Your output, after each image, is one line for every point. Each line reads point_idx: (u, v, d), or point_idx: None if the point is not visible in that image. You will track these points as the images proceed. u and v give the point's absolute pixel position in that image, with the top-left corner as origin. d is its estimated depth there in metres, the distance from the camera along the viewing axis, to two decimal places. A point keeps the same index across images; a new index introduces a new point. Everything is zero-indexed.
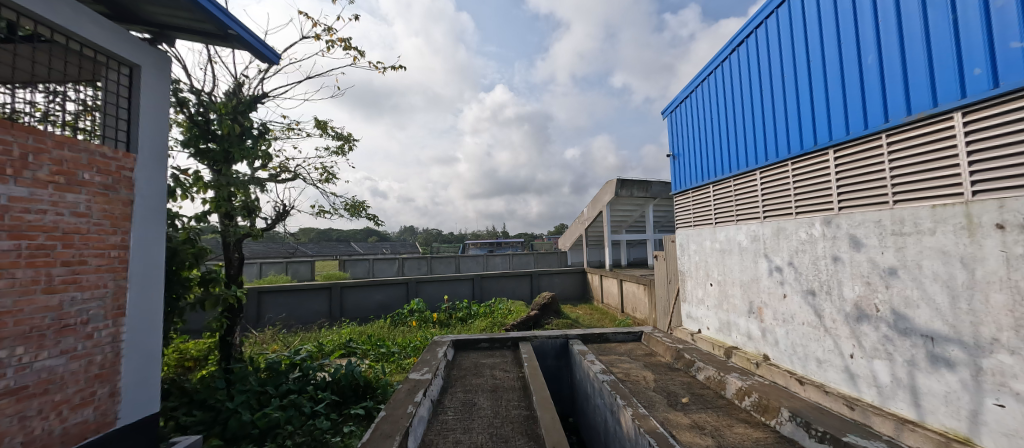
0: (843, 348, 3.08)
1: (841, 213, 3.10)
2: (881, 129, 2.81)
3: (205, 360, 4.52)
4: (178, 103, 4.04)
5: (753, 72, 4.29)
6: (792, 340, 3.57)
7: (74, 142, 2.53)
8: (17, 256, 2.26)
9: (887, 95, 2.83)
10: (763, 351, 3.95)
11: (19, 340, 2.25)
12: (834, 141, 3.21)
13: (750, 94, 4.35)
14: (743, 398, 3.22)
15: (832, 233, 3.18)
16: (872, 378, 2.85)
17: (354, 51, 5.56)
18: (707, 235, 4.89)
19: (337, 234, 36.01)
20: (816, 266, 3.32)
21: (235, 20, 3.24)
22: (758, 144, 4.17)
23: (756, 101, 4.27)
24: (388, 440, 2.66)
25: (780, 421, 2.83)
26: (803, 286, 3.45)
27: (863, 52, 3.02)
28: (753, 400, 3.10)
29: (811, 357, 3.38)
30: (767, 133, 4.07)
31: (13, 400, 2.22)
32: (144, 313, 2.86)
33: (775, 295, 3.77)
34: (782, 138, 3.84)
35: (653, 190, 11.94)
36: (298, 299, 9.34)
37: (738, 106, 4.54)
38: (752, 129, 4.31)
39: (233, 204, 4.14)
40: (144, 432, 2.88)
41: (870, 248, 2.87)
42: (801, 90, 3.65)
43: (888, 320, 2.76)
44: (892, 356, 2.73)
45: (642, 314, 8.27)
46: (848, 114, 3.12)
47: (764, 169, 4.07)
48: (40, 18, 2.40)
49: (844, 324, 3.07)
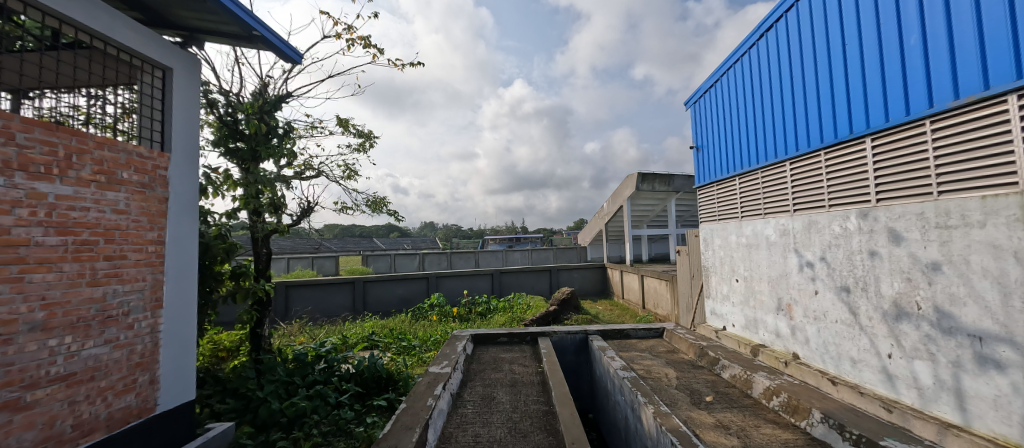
0: (880, 347, 2.98)
1: (880, 205, 2.98)
2: (925, 114, 2.68)
3: (238, 350, 4.72)
4: (209, 105, 4.21)
5: (784, 56, 4.15)
6: (825, 338, 3.47)
7: (113, 143, 2.65)
8: (65, 251, 2.39)
9: (932, 77, 2.69)
10: (792, 350, 3.84)
11: (67, 329, 2.38)
12: (873, 129, 3.07)
13: (780, 81, 4.22)
14: (771, 397, 3.16)
15: (869, 226, 3.06)
16: (913, 380, 2.75)
17: (374, 49, 5.85)
18: (733, 229, 4.78)
19: (359, 230, 36.78)
20: (851, 261, 3.22)
21: (259, 21, 3.34)
22: (788, 135, 4.05)
23: (786, 88, 4.14)
24: (408, 432, 2.72)
25: (811, 423, 2.77)
26: (837, 282, 3.35)
27: (905, 34, 2.88)
28: (782, 401, 3.04)
29: (845, 357, 3.28)
30: (799, 121, 3.93)
31: (64, 385, 2.36)
32: (180, 306, 3.01)
33: (806, 292, 3.66)
34: (814, 128, 3.71)
35: (675, 184, 11.70)
36: (324, 292, 9.58)
37: (769, 94, 4.40)
38: (781, 118, 4.18)
39: (260, 201, 4.31)
40: (181, 418, 3.04)
41: (911, 243, 2.76)
42: (835, 77, 3.52)
43: (931, 319, 2.65)
44: (935, 357, 2.62)
45: (664, 310, 8.20)
46: (888, 101, 2.99)
47: (794, 159, 3.93)
48: (80, 24, 2.52)
49: (882, 322, 2.97)
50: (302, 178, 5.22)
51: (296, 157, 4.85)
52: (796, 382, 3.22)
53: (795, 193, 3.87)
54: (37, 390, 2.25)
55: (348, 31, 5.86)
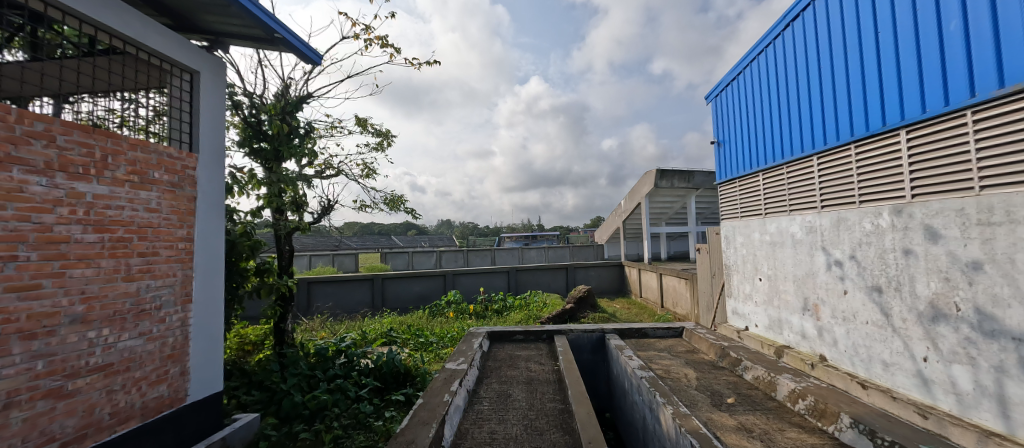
0: (915, 350, 2.88)
1: (915, 201, 2.88)
2: (966, 104, 2.57)
3: (262, 344, 4.88)
4: (234, 106, 4.35)
5: (812, 46, 4.01)
6: (854, 340, 3.37)
7: (145, 145, 2.77)
8: (102, 247, 2.49)
9: (975, 65, 2.57)
10: (819, 352, 3.75)
11: (105, 322, 2.49)
12: (908, 121, 2.95)
13: (808, 72, 4.09)
14: (796, 400, 3.08)
15: (903, 223, 2.95)
16: (950, 384, 2.64)
17: (391, 48, 6.22)
18: (756, 227, 4.67)
19: (378, 228, 37.32)
20: (883, 261, 3.12)
21: (282, 24, 3.44)
22: (815, 128, 3.94)
23: (815, 79, 4.01)
24: (425, 427, 2.77)
25: (841, 427, 2.70)
26: (867, 282, 3.26)
27: (944, 20, 2.75)
28: (808, 404, 2.96)
29: (876, 360, 3.18)
30: (827, 113, 3.81)
31: (102, 375, 2.47)
32: (207, 301, 3.15)
33: (835, 292, 3.56)
34: (844, 120, 3.60)
35: (696, 180, 11.49)
36: (343, 289, 9.78)
37: (796, 86, 4.28)
38: (809, 111, 4.06)
39: (283, 200, 4.46)
40: (209, 409, 3.17)
41: (950, 241, 2.65)
42: (866, 66, 3.40)
43: (972, 321, 2.55)
44: (975, 361, 2.52)
45: (682, 309, 8.11)
46: (924, 91, 2.87)
47: (821, 153, 3.83)
48: (114, 31, 2.64)
49: (916, 324, 2.87)
50: (323, 177, 5.36)
51: (317, 156, 4.97)
52: (822, 384, 3.14)
53: (822, 188, 3.76)
54: (78, 379, 2.36)
55: (365, 31, 6.00)
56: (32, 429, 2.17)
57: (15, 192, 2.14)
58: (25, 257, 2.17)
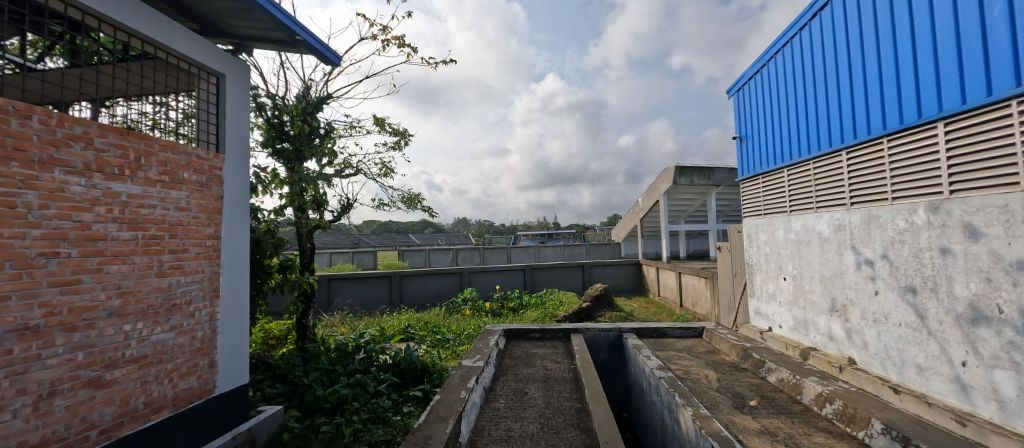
0: (953, 354, 2.67)
1: (953, 198, 2.65)
2: (1010, 95, 2.35)
3: (286, 339, 5.03)
4: (258, 108, 4.48)
5: (841, 35, 3.77)
6: (885, 343, 3.16)
7: (176, 146, 2.88)
8: (136, 244, 2.60)
9: (1020, 53, 2.33)
10: (848, 354, 3.54)
11: (139, 315, 2.60)
12: (945, 113, 2.71)
13: (836, 63, 3.85)
14: (823, 405, 2.99)
15: (940, 220, 2.73)
16: (992, 391, 2.43)
17: (407, 47, 6.33)
18: (780, 224, 4.53)
19: (395, 226, 37.75)
20: (919, 259, 2.90)
21: (302, 26, 3.52)
22: (845, 121, 3.69)
23: (844, 69, 3.76)
24: (442, 423, 2.81)
25: (870, 434, 2.59)
26: (901, 282, 3.03)
27: (988, 3, 2.50)
28: (836, 409, 2.87)
29: (910, 364, 2.96)
30: (858, 105, 3.57)
31: (137, 366, 2.58)
32: (234, 297, 3.26)
33: (864, 293, 3.36)
34: (876, 112, 3.34)
35: (716, 177, 11.29)
36: (362, 286, 9.96)
37: (823, 77, 4.05)
38: (838, 103, 3.82)
39: (304, 198, 4.58)
40: (235, 401, 3.28)
41: (992, 239, 2.44)
42: (900, 55, 3.14)
43: (1016, 324, 2.33)
44: (1019, 367, 2.30)
45: (702, 309, 7.98)
46: (964, 81, 2.63)
47: (851, 147, 3.58)
48: (145, 37, 2.73)
49: (954, 327, 2.66)
50: (342, 176, 5.48)
51: (337, 156, 5.07)
52: (852, 389, 3.05)
53: (852, 183, 3.52)
54: (115, 370, 2.46)
55: (382, 32, 6.10)
56: (74, 416, 2.27)
57: (57, 192, 2.23)
58: (67, 253, 2.27)
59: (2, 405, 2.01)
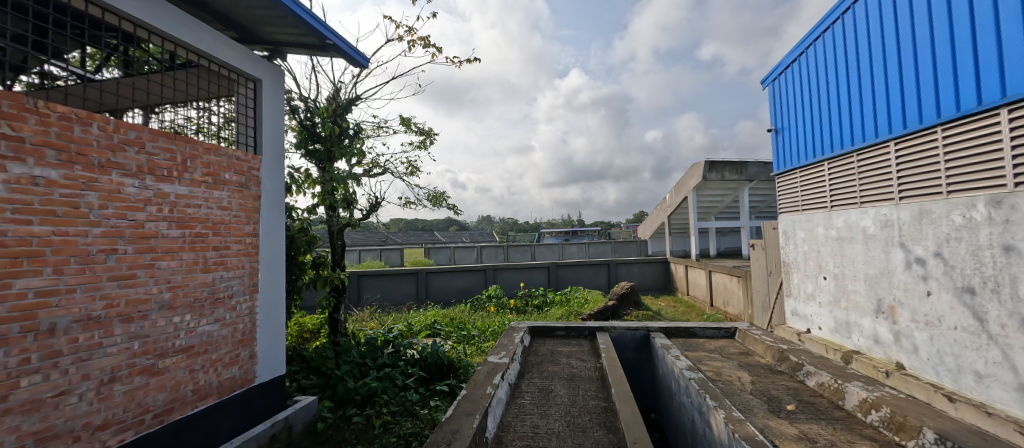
0: (1016, 360, 2.49)
1: (1018, 191, 2.46)
2: None
3: (319, 332, 5.20)
4: (291, 111, 4.64)
5: (885, 20, 3.54)
6: (938, 347, 2.98)
7: (218, 149, 3.01)
8: (184, 241, 2.74)
9: None
10: (896, 359, 3.36)
11: (187, 308, 2.74)
12: (1009, 99, 2.51)
13: (881, 49, 3.62)
14: (869, 411, 2.85)
15: (1002, 216, 2.55)
16: None
17: (432, 47, 6.55)
18: (820, 221, 4.33)
19: (421, 223, 38.31)
20: (977, 258, 2.71)
21: (332, 30, 3.60)
22: (891, 110, 3.48)
23: (889, 56, 3.54)
24: (469, 418, 2.83)
25: (921, 444, 2.47)
26: (957, 283, 2.85)
27: None
28: (883, 416, 2.73)
29: (967, 370, 2.78)
30: (906, 94, 3.35)
31: (186, 356, 2.72)
32: (272, 291, 3.40)
33: (914, 293, 3.19)
34: (928, 99, 3.14)
35: (749, 171, 10.92)
36: (390, 282, 10.17)
37: (865, 65, 3.83)
38: (883, 92, 3.60)
39: (335, 197, 4.71)
40: (273, 391, 3.42)
41: None
42: (955, 38, 2.92)
43: None
44: None
45: (735, 309, 7.74)
46: None
47: (898, 138, 3.38)
48: (190, 46, 2.87)
49: (1018, 331, 2.48)
50: (370, 175, 5.61)
51: (365, 156, 5.19)
52: (900, 396, 2.89)
53: (900, 177, 3.33)
54: (166, 359, 2.60)
55: (408, 32, 6.22)
56: (131, 401, 2.41)
57: (114, 193, 2.37)
58: (124, 250, 2.40)
59: (69, 389, 2.14)
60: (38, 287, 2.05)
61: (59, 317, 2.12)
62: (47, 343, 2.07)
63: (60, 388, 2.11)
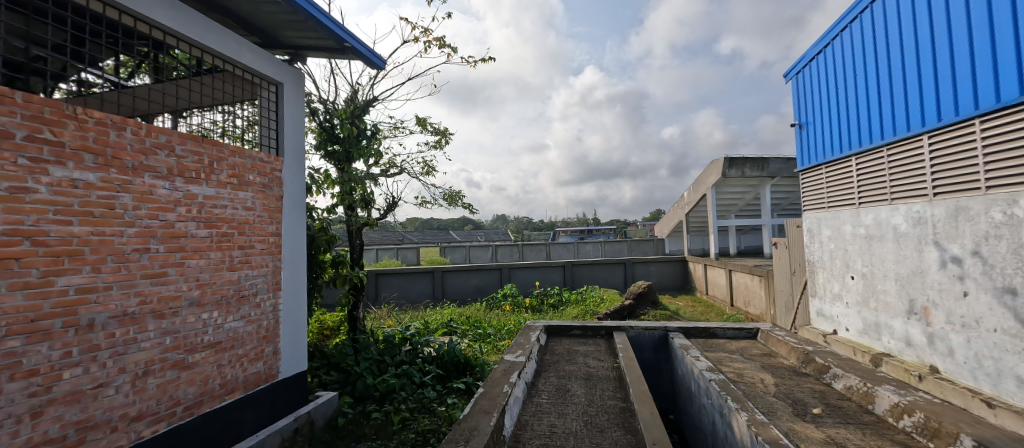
0: None
1: None
2: None
3: (338, 329, 5.30)
4: (311, 113, 4.73)
5: (916, 9, 3.41)
6: (976, 350, 2.86)
7: (242, 151, 3.09)
8: (211, 241, 2.82)
9: None
10: (929, 362, 3.24)
11: (215, 305, 2.83)
12: None
13: (911, 40, 3.48)
14: (901, 416, 2.75)
15: None
16: None
17: (447, 48, 6.83)
18: (848, 218, 4.20)
19: (437, 223, 38.57)
20: (1019, 258, 2.59)
21: (350, 33, 3.65)
22: (924, 103, 3.34)
23: (920, 46, 3.39)
24: (487, 416, 2.84)
25: None
26: (996, 283, 2.73)
27: None
28: (916, 421, 2.63)
29: (1007, 375, 2.66)
30: (939, 85, 3.21)
31: (214, 351, 2.81)
32: (294, 289, 3.48)
33: (950, 294, 3.07)
34: (964, 91, 3.00)
35: (771, 168, 10.66)
36: (406, 281, 10.28)
37: (894, 57, 3.69)
38: (914, 84, 3.46)
39: (354, 197, 4.78)
40: (296, 387, 3.50)
41: None
42: (993, 26, 2.78)
43: None
44: None
45: (756, 309, 7.57)
46: None
47: (932, 132, 3.25)
48: (215, 51, 2.94)
49: None
50: (387, 175, 5.68)
51: (382, 156, 5.25)
52: (934, 401, 2.78)
53: (934, 172, 3.20)
54: (195, 353, 2.69)
55: (425, 33, 6.32)
56: (163, 393, 2.49)
57: (147, 195, 2.45)
58: (156, 249, 2.49)
59: (107, 381, 2.22)
60: (78, 284, 2.13)
61: (97, 312, 2.20)
62: (86, 337, 2.15)
63: (99, 380, 2.18)
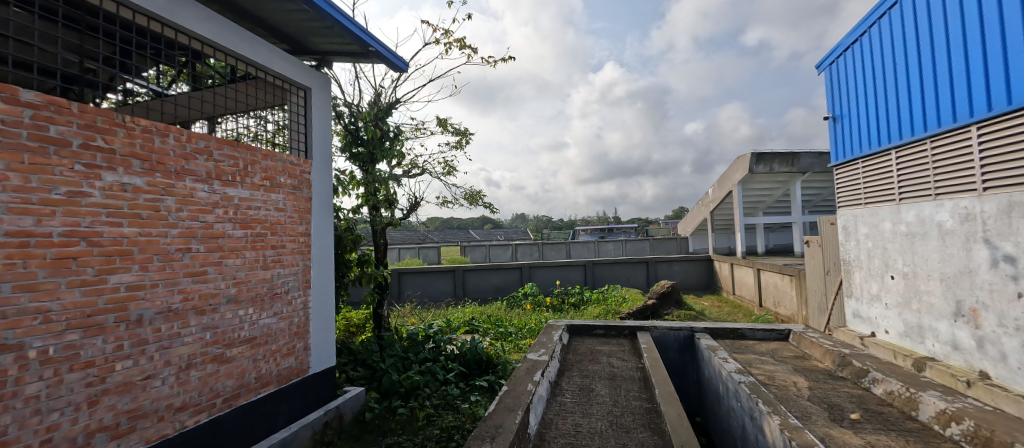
0: None
1: None
2: None
3: (364, 327, 5.42)
4: (337, 116, 4.84)
5: None
6: None
7: (274, 155, 3.19)
8: (246, 240, 2.93)
9: None
10: (978, 367, 3.07)
11: (250, 302, 2.93)
12: None
13: (956, 26, 3.30)
14: (948, 424, 2.62)
15: None
16: None
17: (467, 49, 6.61)
18: (887, 215, 4.02)
19: (457, 222, 38.87)
20: None
21: (374, 37, 3.72)
22: (971, 92, 3.16)
23: (967, 32, 3.21)
24: (511, 413, 2.86)
25: None
26: None
27: None
28: (966, 429, 2.49)
29: None
30: (988, 73, 3.03)
31: (250, 346, 2.91)
32: (322, 287, 3.57)
33: (1001, 295, 2.90)
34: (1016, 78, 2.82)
35: (801, 163, 10.31)
36: (428, 280, 10.41)
37: (937, 45, 3.50)
38: (961, 71, 3.28)
39: (378, 198, 4.87)
40: (325, 382, 3.59)
41: None
42: None
43: None
44: None
45: (787, 310, 7.33)
46: None
47: (981, 123, 3.07)
48: (248, 59, 3.05)
49: None
50: (410, 176, 5.77)
51: (405, 157, 5.32)
52: (985, 408, 2.64)
53: (983, 165, 3.02)
54: (233, 348, 2.79)
55: (445, 35, 6.40)
56: (204, 386, 2.60)
57: (188, 198, 2.56)
58: (196, 248, 2.59)
59: (154, 373, 2.33)
60: (128, 282, 2.24)
61: (145, 309, 2.31)
62: (136, 332, 2.25)
63: (147, 372, 2.30)
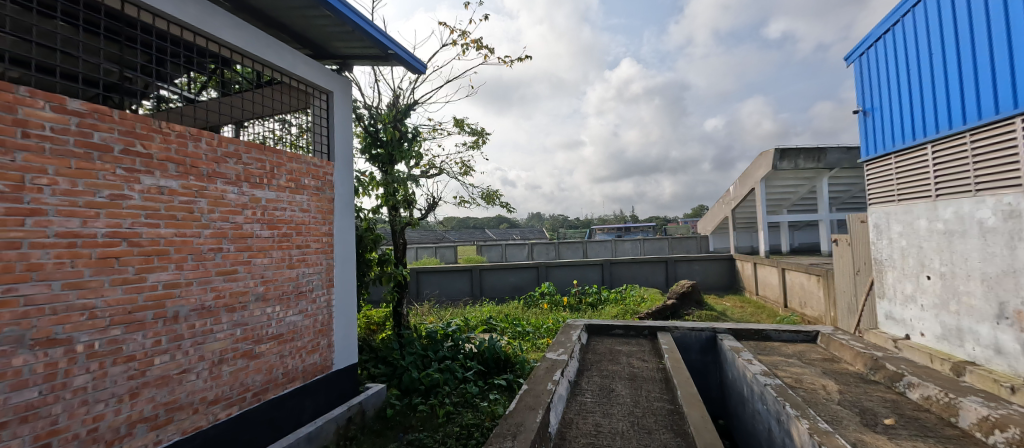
0: None
1: None
2: None
3: (384, 325, 5.50)
4: (357, 119, 4.92)
5: None
6: None
7: (299, 157, 3.26)
8: (273, 240, 3.01)
9: None
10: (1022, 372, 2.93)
11: (278, 300, 3.01)
12: None
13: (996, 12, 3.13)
14: (990, 431, 2.50)
15: None
16: None
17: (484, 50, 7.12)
18: (922, 213, 3.86)
19: (473, 222, 39.06)
20: None
21: (394, 40, 3.76)
22: (1014, 82, 3.00)
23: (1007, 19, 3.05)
24: (532, 412, 2.86)
25: None
26: None
27: None
28: (1010, 436, 2.38)
29: None
30: None
31: (277, 342, 2.99)
32: (345, 286, 3.65)
33: None
34: None
35: (828, 159, 10.00)
36: (445, 279, 10.49)
37: (976, 33, 3.34)
38: (1001, 60, 3.11)
39: (397, 198, 4.93)
40: (348, 379, 3.66)
41: None
42: None
43: None
44: None
45: (814, 310, 7.13)
46: None
47: None
48: (273, 65, 3.12)
49: None
50: (427, 176, 5.83)
51: (423, 158, 5.37)
52: None
53: None
54: (262, 344, 2.88)
55: (462, 36, 6.47)
56: (236, 380, 2.68)
57: (219, 199, 2.65)
58: (227, 248, 2.68)
59: (189, 367, 2.42)
60: (165, 280, 2.33)
61: (181, 306, 2.40)
62: (172, 328, 2.35)
63: (183, 366, 2.39)
